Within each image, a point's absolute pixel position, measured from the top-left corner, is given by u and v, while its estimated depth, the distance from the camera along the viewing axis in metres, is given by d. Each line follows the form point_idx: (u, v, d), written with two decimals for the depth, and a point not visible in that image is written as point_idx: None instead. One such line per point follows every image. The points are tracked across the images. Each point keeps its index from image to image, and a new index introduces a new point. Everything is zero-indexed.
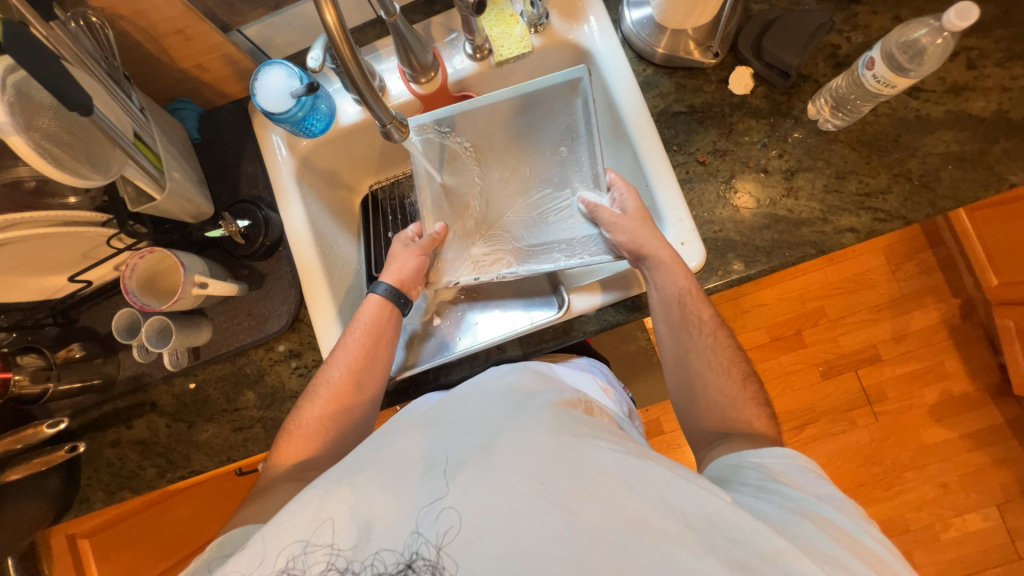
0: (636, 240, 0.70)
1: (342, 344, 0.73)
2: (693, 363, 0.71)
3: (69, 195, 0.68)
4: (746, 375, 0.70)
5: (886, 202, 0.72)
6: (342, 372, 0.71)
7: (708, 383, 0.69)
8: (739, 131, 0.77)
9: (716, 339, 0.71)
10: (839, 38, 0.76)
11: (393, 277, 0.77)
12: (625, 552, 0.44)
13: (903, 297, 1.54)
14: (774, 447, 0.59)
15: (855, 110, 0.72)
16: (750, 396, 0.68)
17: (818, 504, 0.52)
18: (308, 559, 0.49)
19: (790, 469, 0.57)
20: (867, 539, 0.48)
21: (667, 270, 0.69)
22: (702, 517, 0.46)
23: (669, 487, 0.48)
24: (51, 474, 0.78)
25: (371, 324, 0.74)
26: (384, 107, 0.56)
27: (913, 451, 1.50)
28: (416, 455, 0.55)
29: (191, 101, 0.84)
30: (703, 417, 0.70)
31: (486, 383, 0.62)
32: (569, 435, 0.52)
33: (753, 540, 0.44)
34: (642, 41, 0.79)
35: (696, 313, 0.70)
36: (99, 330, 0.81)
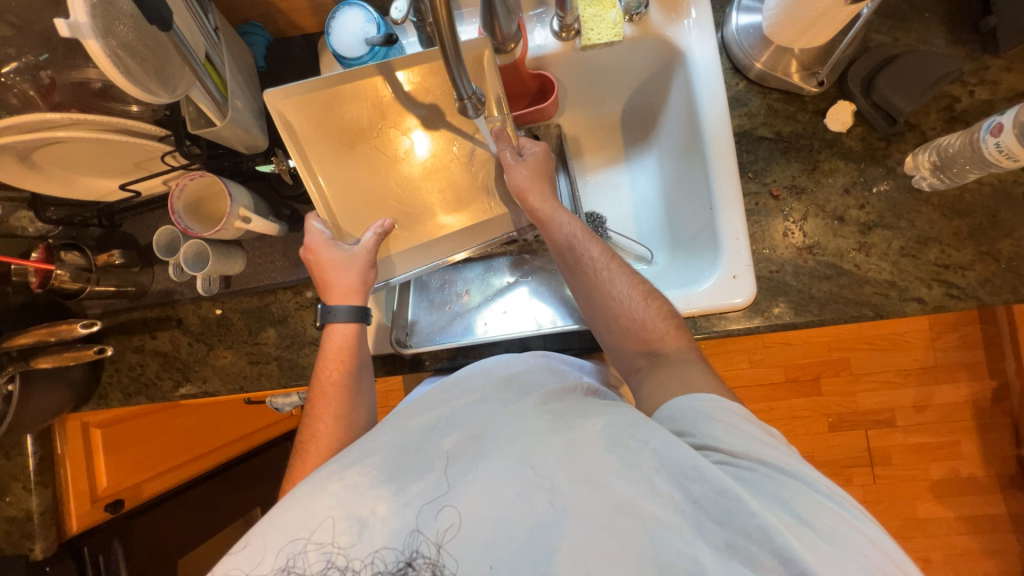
0: (523, 190, 0.69)
1: (321, 393, 0.66)
2: (599, 302, 0.65)
3: (131, 103, 0.65)
4: (649, 293, 0.65)
5: (963, 278, 0.67)
6: (332, 424, 0.65)
7: (620, 316, 0.64)
8: (823, 171, 0.72)
9: (613, 272, 0.66)
10: (961, 89, 0.69)
11: (353, 294, 0.68)
12: (615, 534, 0.45)
13: (936, 367, 1.47)
14: (705, 394, 0.54)
15: (959, 175, 0.65)
16: (656, 311, 0.63)
17: (761, 451, 0.48)
18: (307, 558, 0.48)
19: (723, 412, 0.52)
20: (829, 491, 0.47)
21: (551, 217, 0.69)
22: (690, 501, 0.46)
23: (659, 471, 0.47)
24: (76, 366, 0.81)
25: (347, 355, 0.69)
26: (467, 79, 0.52)
27: (903, 521, 1.47)
28: (393, 442, 0.54)
29: (262, 27, 0.81)
30: (623, 342, 0.64)
31: (491, 370, 0.61)
32: (556, 418, 0.52)
33: (735, 517, 0.44)
34: (742, 52, 0.74)
35: (587, 253, 0.68)
36: (140, 241, 0.83)
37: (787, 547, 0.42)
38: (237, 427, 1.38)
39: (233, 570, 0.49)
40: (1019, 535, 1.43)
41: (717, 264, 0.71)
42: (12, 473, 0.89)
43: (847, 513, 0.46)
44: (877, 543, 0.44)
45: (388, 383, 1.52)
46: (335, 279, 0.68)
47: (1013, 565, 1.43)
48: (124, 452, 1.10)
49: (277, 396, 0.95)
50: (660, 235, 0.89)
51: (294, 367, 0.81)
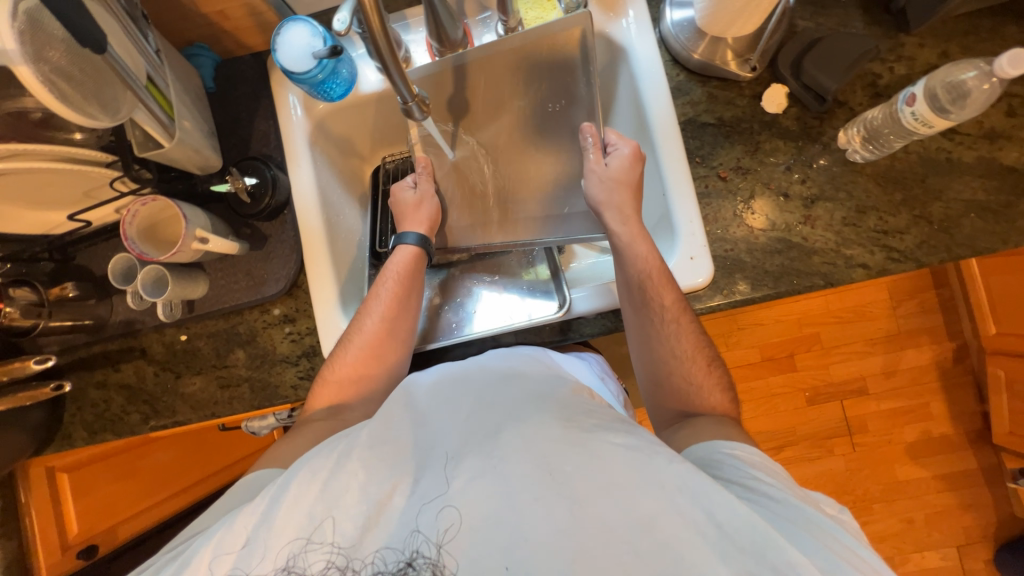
0: (600, 204, 0.72)
1: (375, 296, 0.71)
2: (658, 351, 0.67)
3: (75, 131, 0.64)
4: (710, 361, 0.67)
5: (901, 242, 0.71)
6: (377, 324, 0.70)
7: (673, 373, 0.67)
8: (765, 151, 0.75)
9: (679, 326, 0.67)
10: (881, 67, 0.74)
11: (422, 224, 0.76)
12: (633, 550, 0.43)
13: (899, 334, 1.54)
14: (745, 444, 0.56)
15: (887, 145, 0.70)
16: (713, 379, 0.66)
17: (800, 501, 0.48)
18: (307, 558, 0.47)
19: (765, 468, 0.52)
20: (860, 550, 0.46)
21: (628, 246, 0.70)
22: (713, 524, 0.44)
23: (680, 491, 0.45)
24: (36, 407, 0.78)
25: (403, 277, 0.72)
26: (408, 84, 0.54)
27: (884, 485, 1.52)
28: (411, 441, 0.54)
29: (208, 49, 0.81)
30: (669, 399, 0.67)
31: (487, 366, 0.63)
32: (577, 430, 0.51)
33: (763, 548, 0.42)
34: (679, 45, 0.77)
35: (658, 299, 0.67)
36: (95, 273, 0.81)
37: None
38: (218, 457, 1.26)
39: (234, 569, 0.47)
40: (991, 487, 1.49)
41: (675, 247, 0.73)
42: None
43: (868, 562, 0.45)
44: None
45: None
46: (407, 211, 0.76)
47: (989, 517, 1.49)
48: (94, 494, 1.06)
49: (253, 419, 0.93)
50: None
51: (268, 383, 0.79)
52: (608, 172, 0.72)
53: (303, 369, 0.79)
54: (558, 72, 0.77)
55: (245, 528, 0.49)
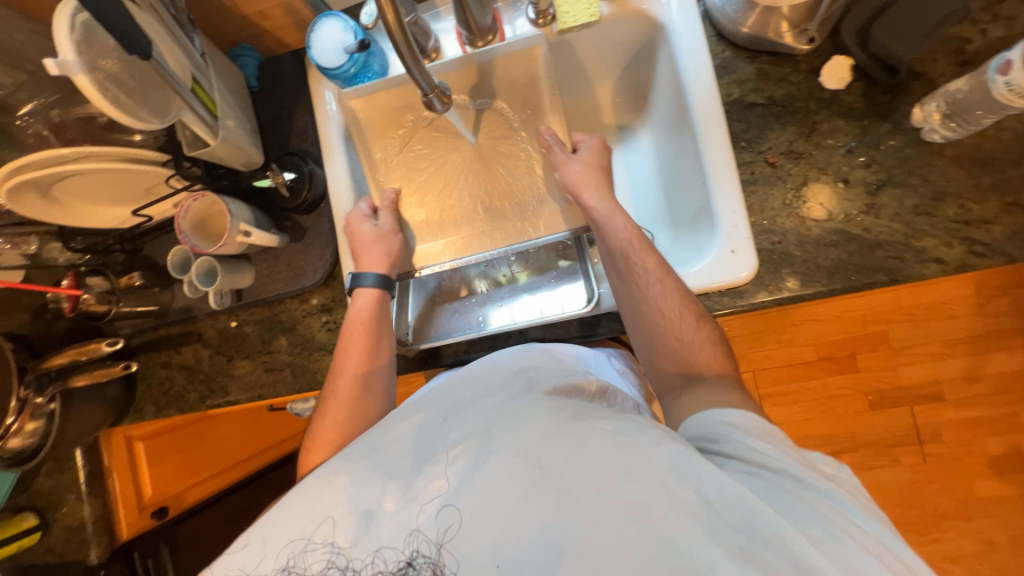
0: (576, 184, 0.72)
1: (344, 352, 0.71)
2: (644, 315, 0.63)
3: (135, 133, 0.71)
4: (699, 315, 0.62)
5: (988, 233, 0.62)
6: (351, 381, 0.69)
7: (666, 334, 0.62)
8: (823, 132, 0.68)
9: (664, 285, 0.63)
10: (972, 29, 0.65)
11: (379, 265, 0.74)
12: (622, 535, 0.41)
13: (985, 334, 1.37)
14: (743, 410, 0.51)
15: (974, 121, 0.60)
16: (705, 336, 0.61)
17: (794, 470, 0.45)
18: (308, 558, 0.49)
19: (760, 432, 0.49)
20: (862, 521, 0.42)
21: (607, 221, 0.70)
22: (703, 502, 0.42)
23: (670, 472, 0.43)
24: (111, 382, 0.86)
25: (368, 323, 0.72)
26: (427, 74, 0.53)
27: (960, 501, 1.37)
28: (406, 441, 0.55)
29: (252, 48, 0.85)
30: (664, 360, 0.62)
31: (497, 362, 0.62)
32: (567, 416, 0.50)
33: (752, 522, 0.40)
34: (726, 18, 0.71)
35: (640, 263, 0.65)
36: (159, 263, 0.89)
37: (808, 558, 0.38)
38: (253, 442, 1.40)
39: (233, 569, 0.50)
40: None
41: (714, 239, 0.68)
42: (66, 484, 0.97)
43: (875, 535, 0.42)
44: (907, 566, 0.40)
45: (410, 385, 1.56)
46: (364, 249, 0.74)
47: None
48: (166, 462, 1.17)
49: (296, 401, 0.99)
50: (660, 215, 0.86)
51: (308, 368, 0.83)
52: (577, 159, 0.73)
53: None
54: (522, 87, 0.76)
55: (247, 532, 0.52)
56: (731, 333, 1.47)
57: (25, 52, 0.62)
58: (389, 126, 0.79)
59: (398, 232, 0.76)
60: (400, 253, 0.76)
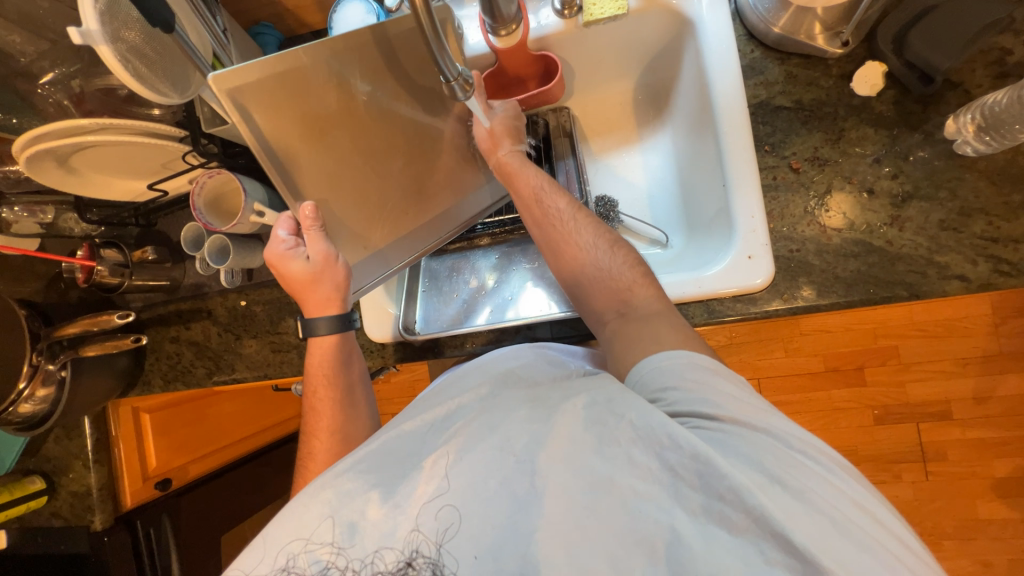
0: (490, 146, 0.73)
1: (312, 409, 0.68)
2: (563, 253, 0.65)
3: (154, 107, 0.70)
4: (615, 242, 0.64)
5: (1015, 252, 0.60)
6: (325, 439, 0.67)
7: (587, 265, 0.63)
8: (850, 139, 0.66)
9: (579, 223, 0.66)
10: (1013, 41, 0.63)
11: (328, 306, 0.68)
12: (594, 512, 0.42)
13: (1000, 355, 1.34)
14: (673, 351, 0.51)
15: (1009, 134, 0.58)
16: (622, 259, 0.63)
17: (733, 410, 0.45)
18: (304, 560, 0.46)
19: (693, 369, 0.49)
20: (807, 458, 0.43)
21: (518, 171, 0.71)
22: (667, 468, 0.42)
23: (637, 442, 0.44)
24: (121, 354, 0.87)
25: (330, 369, 0.69)
26: (451, 60, 0.52)
27: (961, 521, 1.35)
28: (385, 445, 0.53)
29: (272, 27, 0.84)
30: (592, 296, 0.62)
31: (490, 365, 0.60)
32: (538, 403, 0.50)
33: (709, 479, 0.41)
34: (758, 17, 0.69)
35: (552, 203, 0.68)
36: (172, 238, 0.89)
37: (759, 507, 0.39)
38: (257, 421, 1.43)
39: (235, 570, 0.48)
40: None
41: (731, 245, 0.67)
42: (74, 452, 0.97)
43: (831, 479, 0.42)
44: (858, 501, 0.41)
45: (413, 373, 1.57)
46: (308, 293, 0.67)
47: None
48: (172, 435, 1.19)
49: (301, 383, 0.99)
50: (674, 217, 0.85)
51: None
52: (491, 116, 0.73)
53: None
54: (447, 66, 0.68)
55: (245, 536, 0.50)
56: (738, 340, 1.45)
57: (49, 19, 0.61)
58: (298, 121, 0.58)
59: (335, 260, 0.66)
60: (346, 283, 0.67)
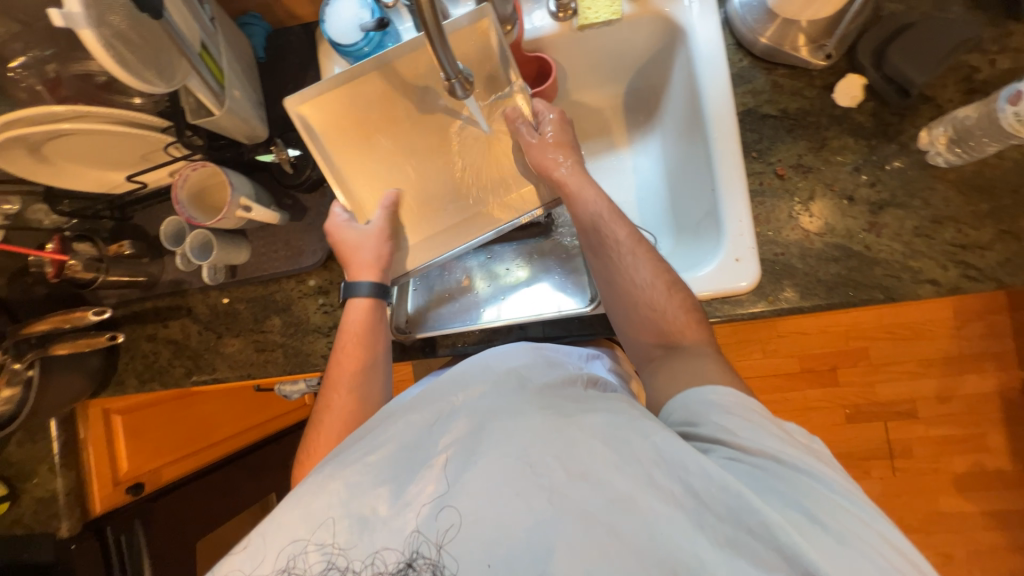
0: (544, 164, 0.70)
1: (336, 363, 0.68)
2: (617, 286, 0.64)
3: (134, 96, 0.67)
4: (671, 282, 0.62)
5: (982, 259, 0.64)
6: (345, 396, 0.66)
7: (640, 303, 0.62)
8: (832, 148, 0.69)
9: (636, 257, 0.64)
10: (981, 59, 0.66)
11: (369, 271, 0.70)
12: (614, 533, 0.42)
13: (961, 356, 1.41)
14: (718, 387, 0.52)
15: (978, 148, 0.62)
16: (678, 302, 0.61)
17: (776, 447, 0.46)
18: (307, 559, 0.46)
19: (741, 407, 0.50)
20: (851, 502, 0.43)
21: (577, 193, 0.69)
22: (689, 494, 0.44)
23: (658, 465, 0.45)
24: (93, 353, 0.84)
25: (363, 329, 0.69)
26: (453, 58, 0.52)
27: (924, 515, 1.42)
28: (397, 441, 0.52)
29: (261, 18, 0.83)
30: (641, 332, 0.62)
31: (492, 364, 0.59)
32: (556, 413, 0.50)
33: (740, 514, 0.42)
34: (746, 27, 0.71)
35: (612, 235, 0.66)
36: (150, 233, 0.86)
37: (791, 545, 0.40)
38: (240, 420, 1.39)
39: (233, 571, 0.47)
40: None
41: (718, 248, 0.69)
42: (41, 455, 0.94)
43: (868, 520, 0.42)
44: (886, 536, 0.42)
45: (398, 373, 1.55)
46: (351, 256, 0.70)
47: None
48: (145, 437, 1.15)
49: (285, 383, 0.97)
50: (663, 220, 0.86)
51: (300, 349, 0.82)
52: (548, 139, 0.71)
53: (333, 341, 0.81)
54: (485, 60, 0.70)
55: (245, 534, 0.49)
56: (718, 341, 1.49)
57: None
58: (348, 125, 0.71)
59: (387, 238, 0.71)
60: (387, 255, 0.71)
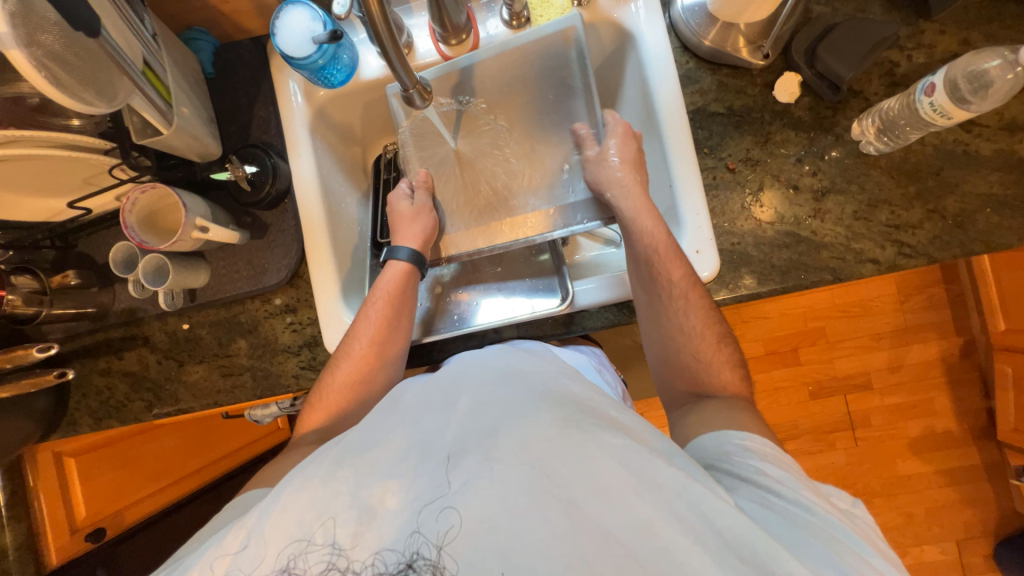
0: (606, 183, 0.72)
1: (364, 316, 0.71)
2: (664, 328, 0.68)
3: (73, 118, 0.63)
4: (721, 336, 0.67)
5: (913, 237, 0.69)
6: (365, 346, 0.69)
7: (683, 349, 0.67)
8: (776, 141, 0.74)
9: (688, 303, 0.66)
10: (899, 55, 0.72)
11: (415, 240, 0.75)
12: (630, 554, 0.42)
13: (906, 328, 1.52)
14: (753, 434, 0.56)
15: (903, 136, 0.68)
16: (722, 357, 0.66)
17: (806, 498, 0.48)
18: (307, 559, 0.46)
19: (770, 457, 0.53)
20: (872, 556, 0.45)
21: (633, 220, 0.70)
22: (712, 531, 0.44)
23: (679, 496, 0.45)
24: (40, 393, 0.78)
25: (394, 292, 0.72)
26: (409, 69, 0.53)
27: (885, 479, 1.52)
28: (407, 440, 0.52)
29: (207, 32, 0.80)
30: (677, 378, 0.69)
31: (486, 362, 0.63)
32: (573, 425, 0.50)
33: (765, 558, 0.42)
34: (689, 31, 0.75)
35: (665, 275, 0.67)
36: (96, 261, 0.81)
37: None
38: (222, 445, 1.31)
39: (234, 570, 0.47)
40: (993, 483, 1.49)
41: (680, 240, 0.72)
42: None
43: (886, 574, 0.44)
44: None
45: None
46: (403, 225, 0.76)
47: (990, 512, 1.49)
48: (101, 478, 1.08)
49: (256, 407, 0.93)
50: None
51: (270, 370, 0.79)
52: (610, 154, 0.72)
53: (305, 359, 0.79)
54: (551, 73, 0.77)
55: (242, 532, 0.49)
56: None
57: None
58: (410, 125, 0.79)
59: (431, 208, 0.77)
60: (435, 230, 0.77)
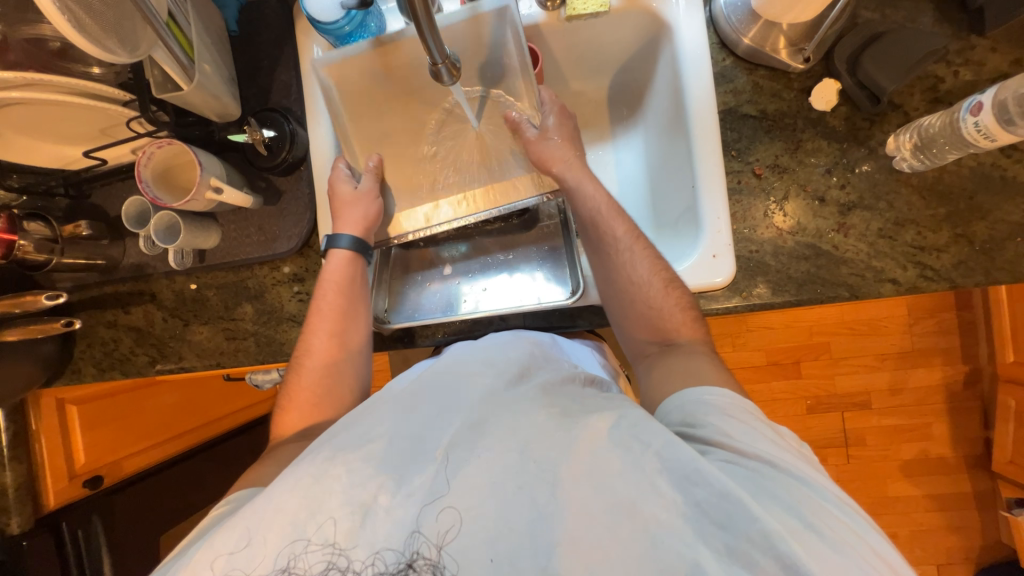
0: (547, 160, 0.72)
1: (316, 311, 0.70)
2: (618, 283, 0.67)
3: (93, 65, 0.63)
4: (669, 281, 0.66)
5: (937, 260, 0.67)
6: (325, 340, 0.69)
7: (637, 299, 0.66)
8: (806, 150, 0.71)
9: (635, 253, 0.67)
10: (946, 70, 0.70)
11: (353, 227, 0.72)
12: (615, 534, 0.43)
13: (912, 352, 1.50)
14: (719, 390, 0.54)
15: (940, 155, 0.66)
16: (675, 301, 0.65)
17: (772, 452, 0.48)
18: (308, 558, 0.45)
19: (735, 409, 0.52)
20: (837, 508, 0.45)
21: (576, 188, 0.71)
22: (691, 504, 0.43)
23: (662, 473, 0.45)
24: (46, 340, 0.78)
25: (343, 282, 0.71)
26: (440, 43, 0.51)
27: (874, 499, 1.52)
28: (397, 431, 0.51)
29: None
30: (636, 329, 0.66)
31: (490, 356, 0.59)
32: (561, 414, 0.51)
33: (737, 521, 0.42)
34: (730, 27, 0.72)
35: (610, 231, 0.68)
36: (109, 213, 0.81)
37: (791, 555, 0.40)
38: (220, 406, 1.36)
39: (234, 569, 0.46)
40: (981, 512, 1.49)
41: (698, 242, 0.70)
42: None
43: (857, 530, 0.43)
44: (881, 556, 0.43)
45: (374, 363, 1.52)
46: (341, 211, 0.72)
47: (975, 540, 1.49)
48: (104, 427, 1.09)
49: (256, 372, 0.94)
50: (644, 214, 0.87)
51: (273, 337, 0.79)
52: (548, 130, 0.73)
53: None
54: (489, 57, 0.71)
55: (235, 532, 0.47)
56: None
57: None
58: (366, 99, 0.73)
59: (377, 195, 0.74)
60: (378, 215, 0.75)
